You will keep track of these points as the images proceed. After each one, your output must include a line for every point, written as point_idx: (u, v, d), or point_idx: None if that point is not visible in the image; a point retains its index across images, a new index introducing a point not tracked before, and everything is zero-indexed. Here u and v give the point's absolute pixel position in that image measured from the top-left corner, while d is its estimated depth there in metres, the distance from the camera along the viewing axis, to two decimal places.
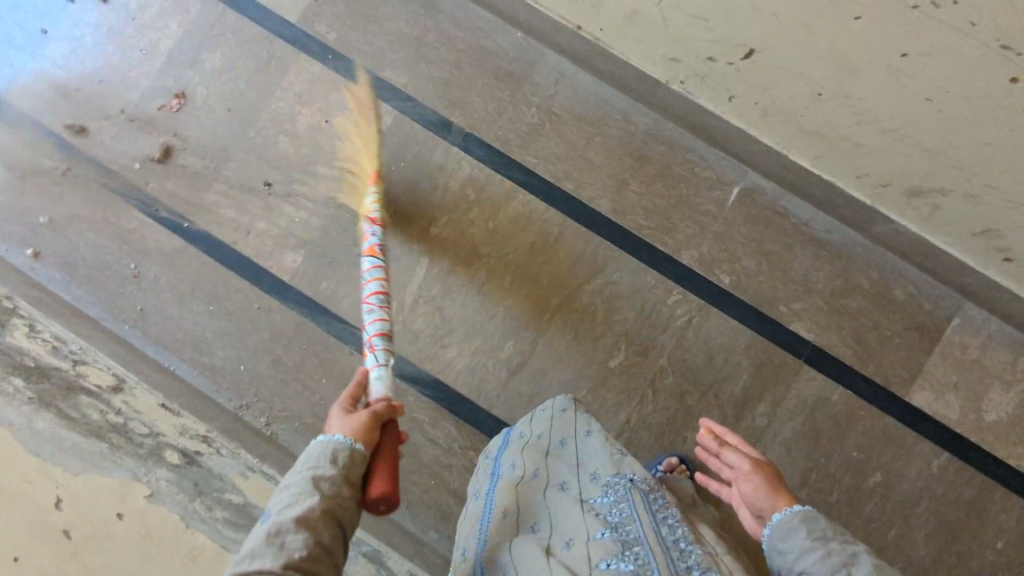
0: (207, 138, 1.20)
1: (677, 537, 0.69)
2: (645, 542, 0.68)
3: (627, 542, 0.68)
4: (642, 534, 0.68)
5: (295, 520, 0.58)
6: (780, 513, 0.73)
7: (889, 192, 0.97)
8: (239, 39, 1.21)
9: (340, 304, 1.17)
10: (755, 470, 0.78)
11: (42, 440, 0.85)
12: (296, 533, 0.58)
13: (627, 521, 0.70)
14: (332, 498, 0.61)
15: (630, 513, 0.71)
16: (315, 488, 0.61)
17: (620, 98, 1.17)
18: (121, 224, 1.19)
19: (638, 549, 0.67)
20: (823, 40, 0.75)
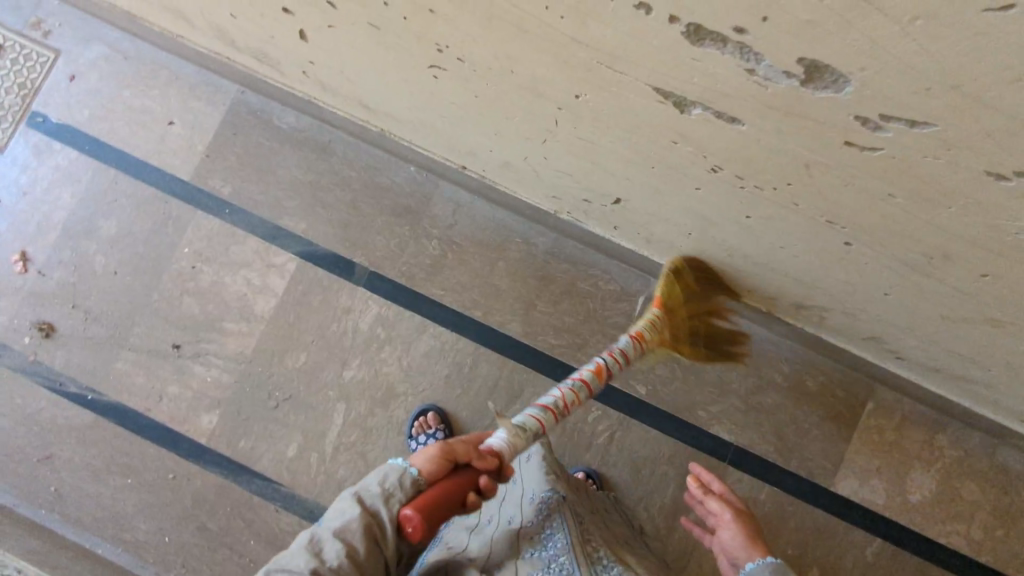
0: (109, 306, 1.18)
1: (599, 553, 0.78)
2: (570, 551, 0.76)
3: (553, 555, 0.76)
4: (567, 544, 0.77)
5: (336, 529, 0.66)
6: (754, 562, 0.75)
7: (779, 303, 0.98)
8: (133, 202, 1.21)
9: (260, 460, 1.15)
10: (736, 521, 0.80)
11: None
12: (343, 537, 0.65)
13: (554, 533, 0.78)
14: (371, 517, 0.66)
15: (559, 527, 0.78)
16: (356, 503, 0.66)
17: (518, 221, 1.18)
18: (28, 404, 1.16)
19: (563, 561, 0.76)
20: (675, 198, 0.76)
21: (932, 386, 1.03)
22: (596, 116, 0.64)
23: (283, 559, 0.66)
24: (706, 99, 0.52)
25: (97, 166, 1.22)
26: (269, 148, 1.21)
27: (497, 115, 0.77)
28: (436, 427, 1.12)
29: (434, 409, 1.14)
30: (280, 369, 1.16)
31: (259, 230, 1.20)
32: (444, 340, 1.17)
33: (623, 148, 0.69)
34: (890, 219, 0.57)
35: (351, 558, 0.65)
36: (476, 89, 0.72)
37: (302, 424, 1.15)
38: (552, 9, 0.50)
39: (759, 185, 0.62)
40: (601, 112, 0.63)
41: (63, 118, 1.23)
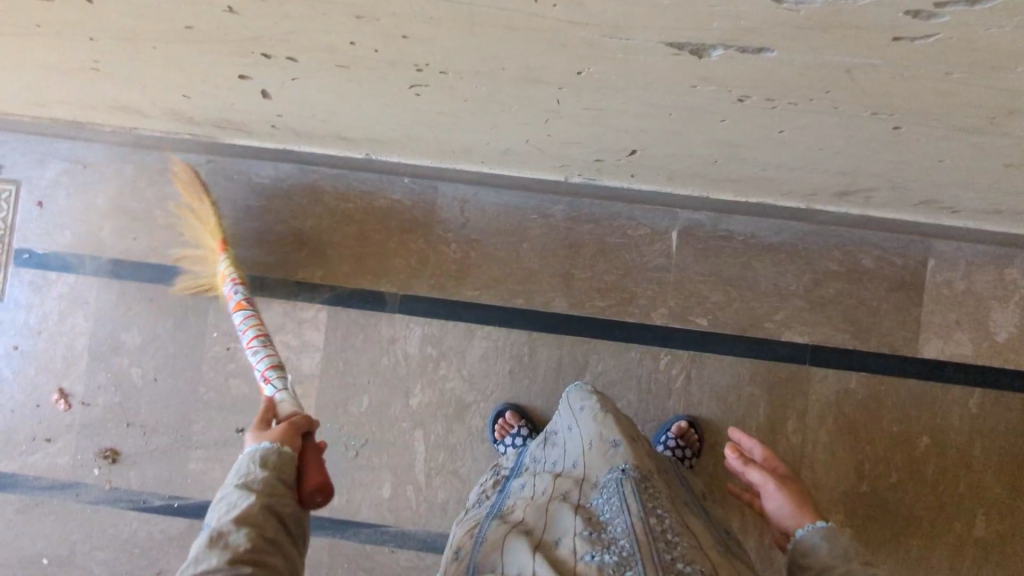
0: (162, 413, 1.17)
1: (664, 529, 0.67)
2: (630, 533, 0.65)
3: (613, 537, 0.66)
4: (629, 525, 0.66)
5: (239, 516, 0.62)
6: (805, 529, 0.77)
7: (819, 197, 0.95)
8: (146, 305, 1.18)
9: (360, 510, 1.14)
10: (783, 490, 0.82)
11: None
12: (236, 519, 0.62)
13: (617, 515, 0.68)
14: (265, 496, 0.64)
15: (620, 505, 0.69)
16: (246, 492, 0.64)
17: (528, 197, 1.14)
18: (122, 530, 1.16)
19: (624, 543, 0.65)
20: (696, 134, 0.72)
21: (995, 227, 1.00)
22: (603, 84, 0.60)
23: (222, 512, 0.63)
24: (728, 39, 0.48)
25: (99, 282, 1.18)
26: (259, 207, 1.17)
27: (490, 112, 0.73)
28: (518, 424, 1.10)
29: (511, 408, 1.12)
30: (347, 418, 1.15)
31: (278, 291, 1.17)
32: (496, 339, 1.14)
33: (636, 106, 0.65)
34: (946, 96, 0.53)
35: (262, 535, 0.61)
36: (463, 93, 0.68)
37: (387, 463, 1.14)
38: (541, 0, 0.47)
39: (793, 100, 0.58)
40: (611, 80, 0.59)
41: (48, 247, 1.19)
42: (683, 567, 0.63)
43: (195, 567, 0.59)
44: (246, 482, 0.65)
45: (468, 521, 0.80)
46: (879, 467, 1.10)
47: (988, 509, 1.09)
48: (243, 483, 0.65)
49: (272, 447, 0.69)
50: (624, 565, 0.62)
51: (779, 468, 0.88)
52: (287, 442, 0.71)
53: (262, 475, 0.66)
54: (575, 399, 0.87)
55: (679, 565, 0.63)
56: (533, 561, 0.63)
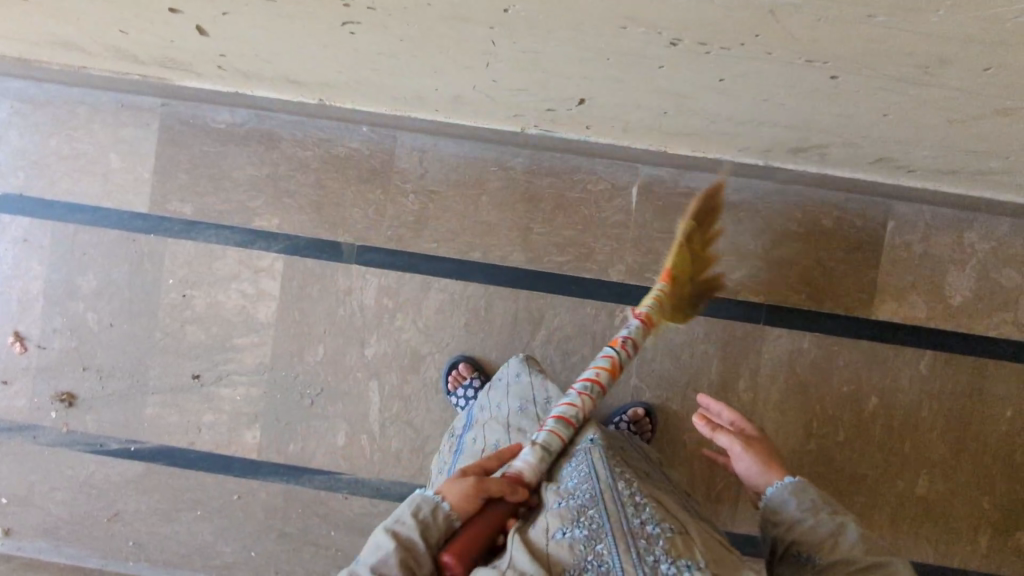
0: (119, 358, 1.17)
1: (631, 493, 0.69)
2: (598, 503, 0.66)
3: (580, 506, 0.66)
4: (596, 494, 0.68)
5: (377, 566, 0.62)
6: (774, 487, 0.77)
7: (774, 153, 0.94)
8: (102, 250, 1.17)
9: (316, 457, 1.15)
10: (750, 450, 0.82)
11: None
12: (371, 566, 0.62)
13: (585, 484, 0.70)
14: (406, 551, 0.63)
15: (587, 474, 0.71)
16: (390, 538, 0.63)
17: (487, 149, 1.13)
18: (79, 472, 1.17)
19: (592, 514, 0.65)
20: (637, 82, 0.71)
21: (952, 189, 1.00)
22: (534, 23, 0.59)
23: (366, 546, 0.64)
24: None
25: (54, 226, 1.17)
26: (215, 152, 1.15)
27: (430, 53, 0.71)
28: (471, 376, 1.10)
29: (464, 359, 1.13)
30: (303, 367, 1.15)
31: (234, 239, 1.16)
32: (453, 291, 1.14)
33: (572, 49, 0.63)
34: (872, 40, 0.52)
35: None
36: (398, 32, 0.66)
37: (342, 412, 1.15)
38: None
39: (726, 45, 0.57)
40: (541, 18, 0.57)
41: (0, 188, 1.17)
42: (653, 529, 0.64)
43: None
44: (387, 540, 0.63)
45: None
46: (825, 426, 1.11)
47: (931, 470, 1.11)
48: (389, 533, 0.64)
49: (438, 499, 0.67)
50: (594, 538, 0.63)
51: (747, 429, 0.86)
52: (462, 508, 0.67)
53: (409, 527, 0.64)
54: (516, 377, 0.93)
55: (649, 528, 0.65)
56: (503, 543, 0.64)
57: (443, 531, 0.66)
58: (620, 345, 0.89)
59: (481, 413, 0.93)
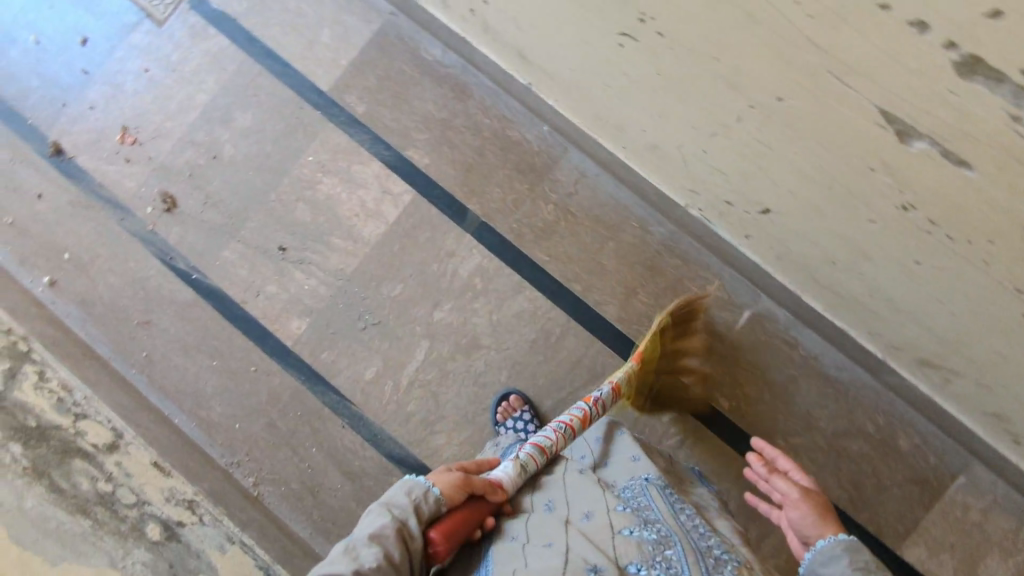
0: (229, 196, 1.22)
1: (694, 522, 0.75)
2: (664, 522, 0.72)
3: (647, 520, 0.72)
4: (660, 516, 0.73)
5: (371, 534, 0.64)
6: (824, 540, 0.74)
7: (900, 354, 0.94)
8: (270, 101, 1.23)
9: (338, 376, 1.17)
10: (805, 499, 0.78)
11: None
12: (373, 539, 0.64)
13: (647, 507, 0.75)
14: (403, 527, 0.66)
15: (648, 501, 0.76)
16: (388, 511, 0.67)
17: (640, 205, 1.15)
18: (138, 270, 1.22)
19: (659, 526, 0.71)
20: (835, 223, 0.72)
21: None
22: (793, 122, 0.61)
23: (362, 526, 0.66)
24: (941, 133, 0.48)
25: (244, 59, 1.24)
26: (411, 76, 1.20)
27: (671, 98, 0.74)
28: (521, 410, 1.11)
29: (516, 393, 1.13)
30: (374, 294, 1.18)
31: (382, 155, 1.21)
32: (539, 306, 1.16)
33: (806, 162, 0.65)
34: None
35: (389, 558, 0.63)
36: (661, 65, 0.69)
37: (383, 352, 1.17)
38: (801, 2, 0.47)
39: (953, 234, 0.58)
40: (804, 123, 0.59)
41: (222, 6, 1.25)
42: (720, 553, 0.70)
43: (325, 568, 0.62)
44: (388, 514, 0.66)
45: None
46: None
47: None
48: (386, 508, 0.67)
49: (430, 486, 0.69)
50: (663, 544, 0.68)
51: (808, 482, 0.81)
52: (448, 491, 0.70)
53: (408, 501, 0.67)
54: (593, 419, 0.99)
55: (716, 551, 0.70)
56: (567, 531, 0.70)
57: (431, 516, 0.68)
58: (592, 403, 0.95)
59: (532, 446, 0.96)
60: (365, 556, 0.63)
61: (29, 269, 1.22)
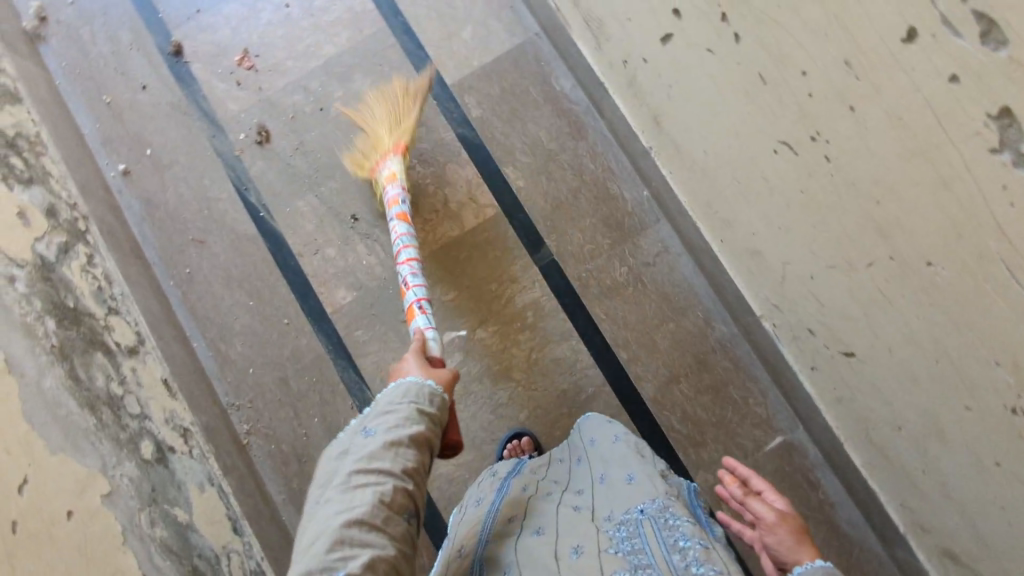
0: (322, 150, 1.21)
1: (688, 562, 0.61)
2: (654, 567, 0.61)
3: (634, 568, 0.61)
4: (651, 560, 0.62)
5: (411, 435, 0.58)
6: (804, 567, 0.59)
7: (926, 536, 0.91)
8: (392, 75, 1.23)
9: (364, 357, 1.16)
10: (782, 522, 0.64)
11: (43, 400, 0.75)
12: (410, 442, 0.58)
13: (639, 548, 0.64)
14: (431, 428, 0.61)
15: (640, 542, 0.64)
16: (418, 415, 0.60)
17: (710, 297, 1.14)
18: (211, 189, 1.21)
19: (648, 573, 0.60)
20: (922, 394, 0.71)
21: None
22: (930, 288, 0.59)
23: (382, 422, 0.59)
24: None
25: (382, 28, 1.25)
26: (534, 99, 1.21)
27: (803, 217, 0.73)
28: (529, 453, 1.08)
29: (529, 435, 1.11)
30: (426, 292, 1.17)
31: (480, 163, 1.20)
32: (579, 359, 1.14)
33: (923, 328, 0.64)
34: None
35: (423, 463, 0.59)
36: (809, 184, 0.68)
37: None
38: (1009, 189, 0.45)
39: None
40: (946, 295, 0.58)
41: None
42: None
43: (364, 468, 0.55)
44: (418, 416, 0.60)
45: (468, 515, 0.84)
46: None
47: None
48: (411, 409, 0.60)
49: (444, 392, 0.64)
50: None
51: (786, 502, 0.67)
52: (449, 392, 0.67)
53: (432, 406, 0.62)
54: (603, 437, 0.89)
55: None
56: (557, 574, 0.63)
57: (445, 418, 0.64)
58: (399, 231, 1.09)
59: (531, 472, 0.88)
60: (406, 459, 0.57)
61: (109, 153, 1.22)
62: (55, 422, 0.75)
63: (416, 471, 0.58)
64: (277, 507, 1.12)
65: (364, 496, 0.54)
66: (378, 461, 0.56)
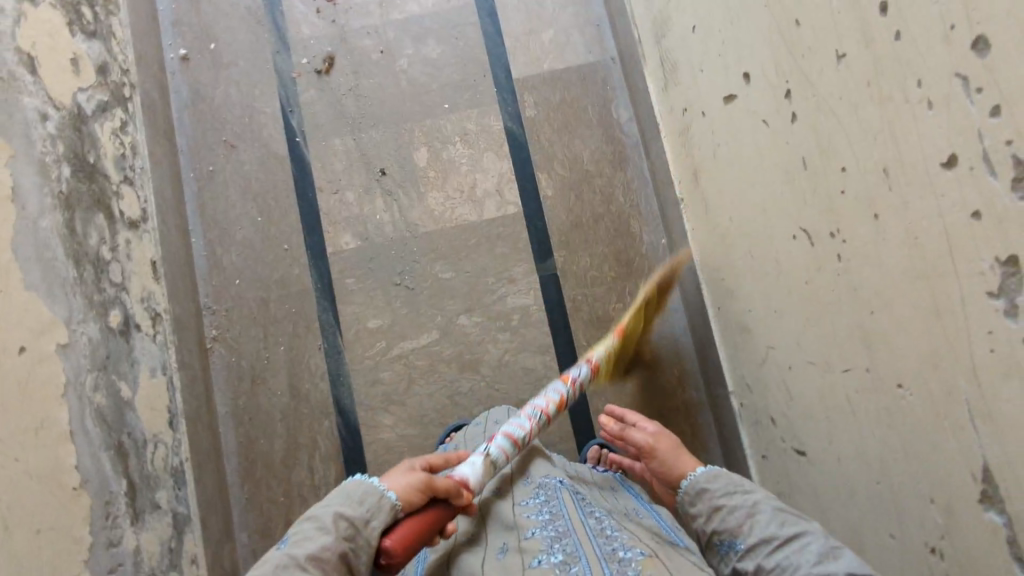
0: (375, 98, 1.23)
1: (603, 525, 0.66)
2: (573, 534, 0.64)
3: (553, 539, 0.64)
4: (570, 527, 0.65)
5: (309, 552, 0.57)
6: (687, 478, 0.71)
7: None
8: (464, 52, 1.25)
9: (347, 305, 1.17)
10: (653, 437, 0.79)
11: (34, 238, 0.77)
12: (307, 559, 0.57)
13: (555, 518, 0.68)
14: (348, 544, 0.59)
15: (559, 512, 0.69)
16: (333, 526, 0.59)
17: (690, 359, 1.15)
18: (258, 99, 1.23)
19: (567, 541, 0.63)
20: (855, 509, 0.72)
21: None
22: (894, 410, 0.61)
23: (297, 535, 0.59)
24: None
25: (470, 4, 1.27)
26: (589, 118, 1.22)
27: (799, 307, 0.74)
28: None
29: None
30: (426, 264, 1.18)
31: (518, 161, 1.22)
32: (548, 375, 1.15)
33: (875, 446, 0.65)
34: None
35: None
36: (815, 277, 0.69)
37: (397, 315, 1.17)
38: (992, 335, 0.47)
39: None
40: (906, 420, 0.59)
41: None
42: (625, 553, 0.60)
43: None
44: (329, 528, 0.59)
45: None
46: None
47: None
48: (326, 523, 0.59)
49: (384, 492, 0.62)
50: (567, 562, 0.60)
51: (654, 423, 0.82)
52: (407, 497, 0.62)
53: (357, 513, 0.60)
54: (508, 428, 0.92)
55: (622, 553, 0.60)
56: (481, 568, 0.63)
57: (384, 528, 0.61)
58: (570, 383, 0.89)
59: None
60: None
61: (176, 34, 1.24)
62: (39, 263, 0.76)
63: None
64: (218, 419, 1.12)
65: None
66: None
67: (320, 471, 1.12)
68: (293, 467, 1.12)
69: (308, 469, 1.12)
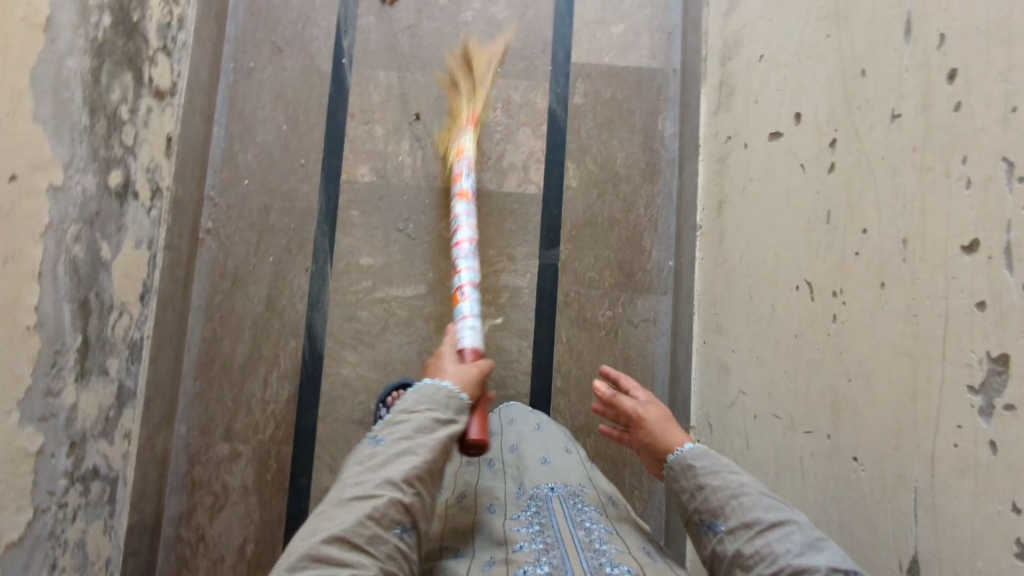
0: (430, 43, 1.21)
1: (592, 539, 0.66)
2: (562, 544, 0.64)
3: (541, 551, 0.64)
4: (558, 539, 0.65)
5: (404, 450, 0.64)
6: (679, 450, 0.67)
7: None
8: (531, 22, 1.23)
9: (345, 236, 1.16)
10: (652, 409, 0.73)
11: (54, 76, 0.75)
12: (407, 459, 0.63)
13: (544, 530, 0.68)
14: (443, 442, 0.67)
15: (548, 523, 0.69)
16: (427, 424, 0.67)
17: (661, 384, 1.15)
18: (316, 10, 1.21)
19: (554, 554, 0.63)
20: None
21: None
22: (844, 482, 0.61)
23: (387, 437, 0.65)
24: None
25: None
26: (633, 123, 1.21)
27: (782, 359, 0.73)
28: None
29: None
30: (434, 218, 1.17)
31: (552, 144, 1.20)
32: (520, 360, 1.15)
33: (814, 512, 0.65)
34: None
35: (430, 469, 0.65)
36: (806, 332, 0.68)
37: (391, 259, 1.16)
38: (957, 429, 0.49)
39: None
40: (853, 490, 0.60)
41: None
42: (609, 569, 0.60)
43: (359, 476, 0.62)
44: (423, 428, 0.66)
45: None
46: None
47: None
48: (420, 421, 0.67)
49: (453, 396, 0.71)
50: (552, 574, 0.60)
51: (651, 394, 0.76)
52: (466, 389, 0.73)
53: (445, 413, 0.69)
54: (505, 423, 0.91)
55: (607, 568, 0.60)
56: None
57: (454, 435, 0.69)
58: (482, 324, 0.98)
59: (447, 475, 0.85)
60: (401, 470, 0.63)
61: None
62: (54, 101, 0.75)
63: (415, 481, 0.63)
64: (190, 309, 1.12)
65: (347, 506, 0.60)
66: (370, 471, 0.63)
67: (273, 388, 1.12)
68: (249, 376, 1.12)
69: (263, 382, 1.12)
